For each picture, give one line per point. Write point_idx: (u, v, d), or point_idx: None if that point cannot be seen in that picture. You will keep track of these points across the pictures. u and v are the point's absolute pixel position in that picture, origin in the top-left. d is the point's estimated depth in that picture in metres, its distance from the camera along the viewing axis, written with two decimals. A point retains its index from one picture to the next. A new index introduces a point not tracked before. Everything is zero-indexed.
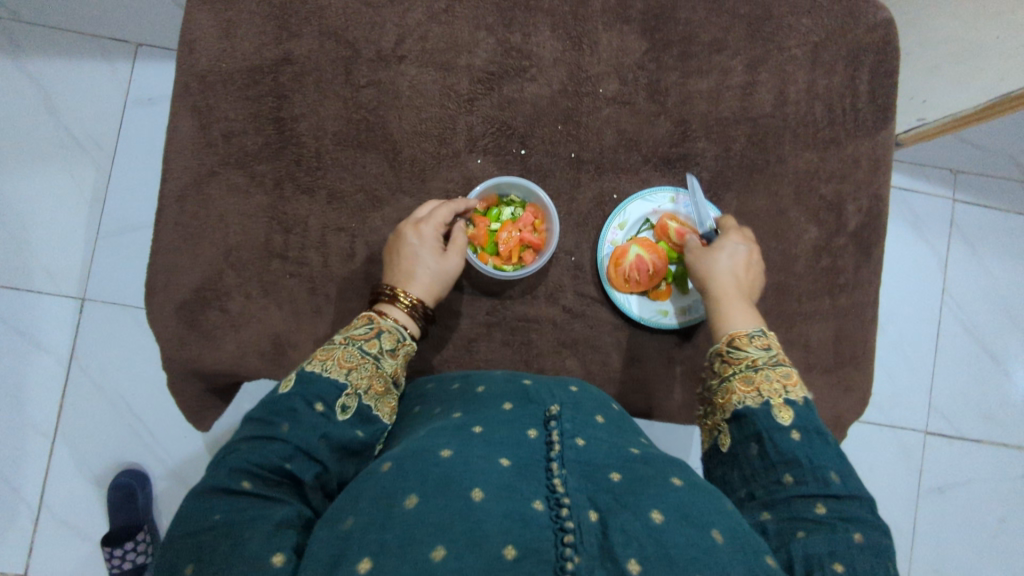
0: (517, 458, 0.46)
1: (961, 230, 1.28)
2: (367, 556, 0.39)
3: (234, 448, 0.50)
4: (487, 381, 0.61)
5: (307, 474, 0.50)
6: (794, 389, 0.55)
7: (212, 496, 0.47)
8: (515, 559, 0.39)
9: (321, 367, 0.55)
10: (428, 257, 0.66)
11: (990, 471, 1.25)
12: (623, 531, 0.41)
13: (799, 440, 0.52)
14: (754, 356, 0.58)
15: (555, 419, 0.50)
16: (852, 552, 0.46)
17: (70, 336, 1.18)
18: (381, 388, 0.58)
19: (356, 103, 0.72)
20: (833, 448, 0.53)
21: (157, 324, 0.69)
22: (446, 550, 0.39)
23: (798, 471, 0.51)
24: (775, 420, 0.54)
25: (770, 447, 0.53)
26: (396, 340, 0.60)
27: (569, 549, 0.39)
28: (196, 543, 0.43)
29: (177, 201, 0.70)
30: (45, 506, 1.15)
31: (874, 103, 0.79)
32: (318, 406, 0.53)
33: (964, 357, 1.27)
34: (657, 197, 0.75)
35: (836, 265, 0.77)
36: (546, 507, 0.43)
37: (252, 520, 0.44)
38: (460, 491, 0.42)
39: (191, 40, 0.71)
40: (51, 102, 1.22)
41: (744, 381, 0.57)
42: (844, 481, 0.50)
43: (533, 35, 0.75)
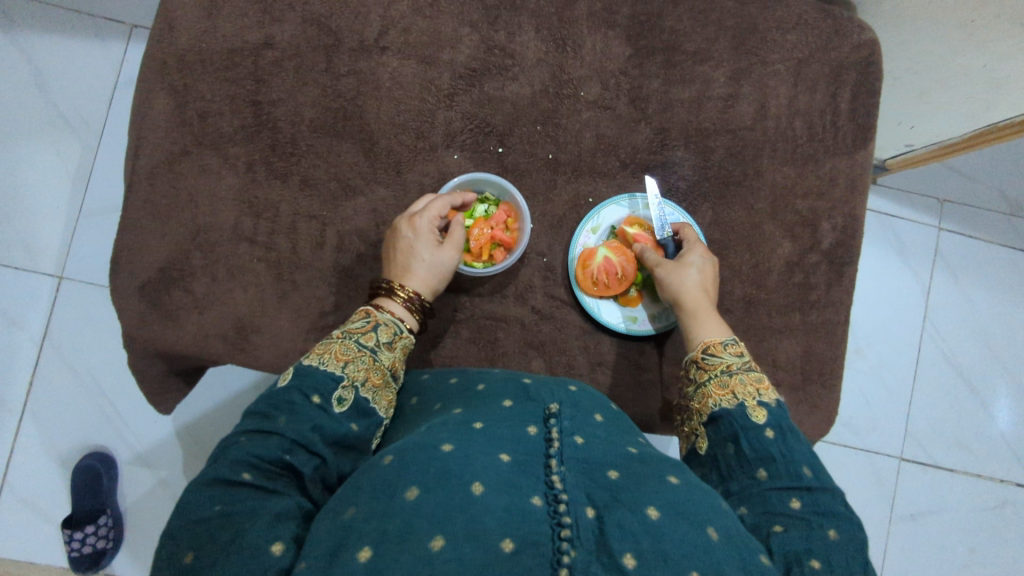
0: (516, 454, 0.45)
1: (944, 257, 1.29)
2: (367, 545, 0.39)
3: (233, 442, 0.50)
4: (486, 379, 0.60)
5: (307, 466, 0.49)
6: (765, 391, 0.58)
7: (212, 486, 0.46)
8: (512, 551, 0.38)
9: (319, 362, 0.56)
10: (426, 246, 0.65)
11: (961, 501, 1.24)
12: (621, 525, 0.40)
13: (773, 437, 0.54)
14: (728, 361, 0.60)
15: (554, 416, 0.49)
16: (828, 547, 0.47)
17: (44, 313, 1.17)
18: (378, 380, 0.57)
19: (335, 91, 0.72)
20: (804, 444, 0.55)
21: (120, 302, 0.69)
22: (444, 541, 0.38)
23: (772, 467, 0.52)
24: (751, 420, 0.55)
25: (745, 445, 0.54)
26: (393, 333, 0.60)
27: (565, 543, 0.38)
28: (195, 531, 0.43)
29: (148, 179, 0.69)
30: (7, 484, 1.13)
31: (855, 123, 0.79)
32: (315, 399, 0.53)
33: (941, 385, 1.27)
34: (631, 203, 0.75)
35: (808, 281, 0.77)
36: (544, 503, 0.42)
37: (252, 510, 0.44)
38: (460, 484, 0.41)
39: (172, 18, 0.70)
40: (42, 78, 1.21)
41: (719, 385, 0.58)
42: (816, 474, 0.52)
43: (518, 35, 0.75)
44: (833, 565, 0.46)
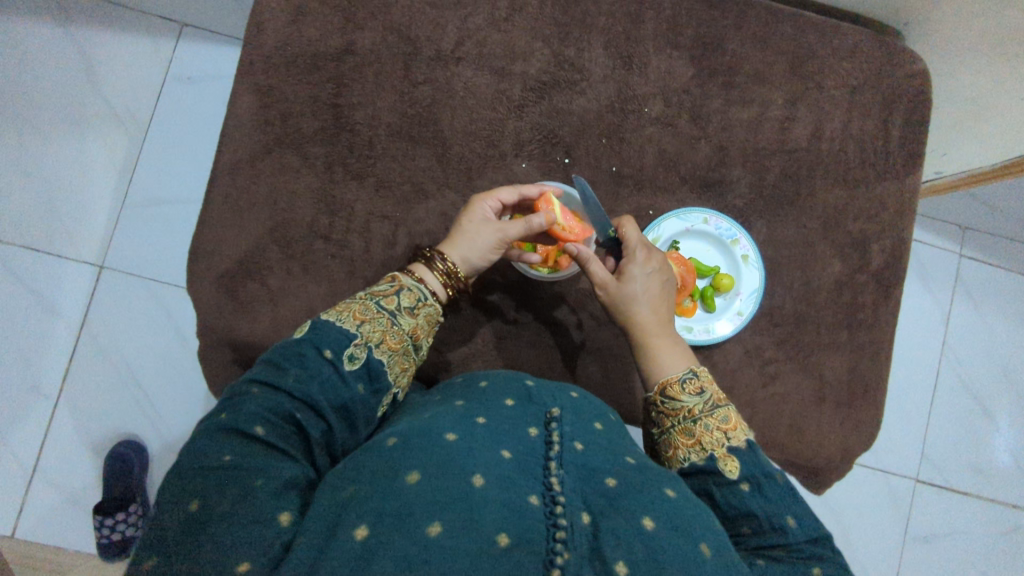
0: (516, 452, 0.46)
1: (965, 284, 1.31)
2: (364, 523, 0.39)
3: (244, 392, 0.51)
4: (489, 376, 0.61)
5: (314, 428, 0.51)
6: (734, 434, 0.56)
7: (225, 435, 0.47)
8: (507, 546, 0.39)
9: (336, 318, 0.58)
10: (481, 224, 0.66)
11: (976, 525, 1.26)
12: (615, 534, 0.41)
13: (750, 491, 0.52)
14: (688, 406, 0.58)
15: (555, 420, 0.49)
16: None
17: (84, 302, 1.16)
18: (396, 344, 0.59)
19: (412, 98, 0.75)
20: (786, 488, 0.53)
21: (198, 292, 0.71)
22: (441, 527, 0.39)
23: (756, 522, 0.51)
24: (722, 474, 0.54)
25: (723, 500, 0.53)
26: (416, 299, 0.62)
27: (560, 544, 0.39)
28: (205, 480, 0.43)
29: (230, 174, 0.72)
30: (39, 469, 1.12)
31: (905, 150, 0.82)
32: (326, 352, 0.55)
33: (960, 410, 1.29)
34: (691, 217, 0.78)
35: (856, 300, 0.80)
36: (541, 503, 0.42)
37: (264, 467, 0.45)
38: (461, 475, 0.42)
39: (260, 22, 0.74)
40: (92, 69, 1.20)
41: (684, 435, 0.57)
42: (801, 524, 0.51)
43: (586, 51, 0.78)
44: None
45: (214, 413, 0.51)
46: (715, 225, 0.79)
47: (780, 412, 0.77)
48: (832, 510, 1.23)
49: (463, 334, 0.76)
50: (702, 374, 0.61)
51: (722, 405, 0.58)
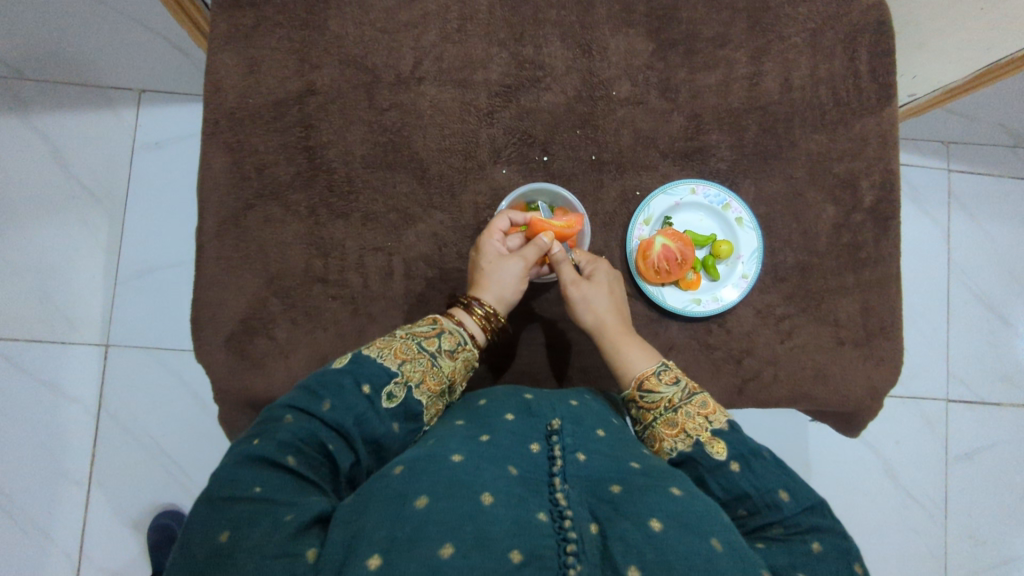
0: (522, 469, 0.48)
1: (958, 198, 1.31)
2: (377, 553, 0.40)
3: (278, 417, 0.51)
4: (488, 395, 0.61)
5: (344, 460, 0.51)
6: (714, 417, 0.57)
7: (259, 466, 0.47)
8: (520, 563, 0.40)
9: (377, 354, 0.58)
10: (501, 258, 0.68)
11: (1013, 433, 1.27)
12: (624, 539, 0.43)
13: (739, 470, 0.53)
14: (668, 396, 0.61)
15: (555, 433, 0.52)
16: (814, 563, 0.47)
17: (96, 383, 1.16)
18: (434, 386, 0.59)
19: (381, 126, 0.75)
20: (772, 463, 0.53)
21: (208, 357, 0.71)
22: (454, 548, 0.40)
23: (750, 503, 0.51)
24: (711, 457, 0.54)
25: (715, 486, 0.53)
26: (456, 342, 0.62)
27: (571, 557, 0.41)
28: (233, 512, 0.44)
29: (217, 236, 0.72)
30: (85, 555, 1.12)
31: (876, 82, 0.81)
32: (365, 388, 0.55)
33: (976, 323, 1.29)
34: (678, 190, 0.78)
35: (857, 240, 0.80)
36: (549, 518, 0.44)
37: (292, 503, 0.45)
38: (471, 494, 0.44)
39: (217, 79, 0.74)
40: (61, 154, 1.20)
41: (667, 426, 0.59)
42: (795, 497, 0.50)
43: (545, 46, 0.78)
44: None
45: (247, 438, 0.51)
46: (704, 194, 0.78)
47: (803, 364, 0.77)
48: (870, 446, 1.23)
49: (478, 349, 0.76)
50: (675, 368, 0.64)
51: (699, 393, 0.60)
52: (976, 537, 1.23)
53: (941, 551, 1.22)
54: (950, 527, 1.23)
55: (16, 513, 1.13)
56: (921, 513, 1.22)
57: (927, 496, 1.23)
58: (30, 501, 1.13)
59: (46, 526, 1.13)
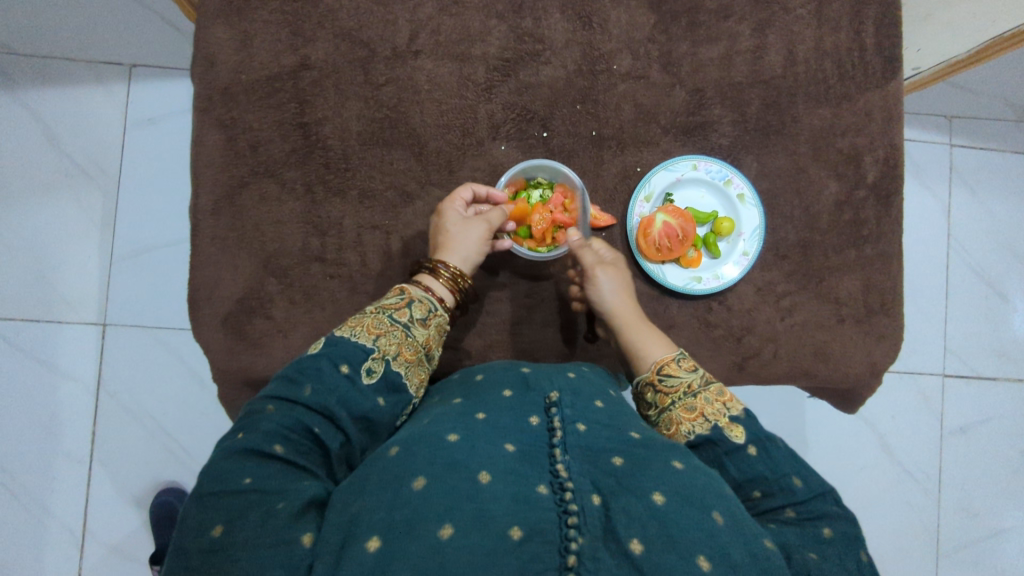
0: (521, 445, 0.48)
1: (961, 173, 1.30)
2: (375, 535, 0.40)
3: (261, 409, 0.51)
4: (486, 369, 0.62)
5: (333, 441, 0.51)
6: (732, 403, 0.57)
7: (245, 457, 0.47)
8: (520, 539, 0.40)
9: (351, 333, 0.57)
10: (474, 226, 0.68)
11: (1008, 407, 1.27)
12: (626, 513, 0.42)
13: (756, 454, 0.53)
14: (688, 381, 0.60)
15: (555, 405, 0.51)
16: (823, 546, 0.47)
17: (95, 362, 1.16)
18: (412, 356, 0.59)
19: (377, 102, 0.73)
20: (788, 452, 0.53)
21: (206, 337, 0.71)
22: (453, 528, 0.40)
23: (764, 485, 0.51)
24: (729, 440, 0.54)
25: (731, 469, 0.53)
26: (427, 310, 0.62)
27: (573, 531, 0.41)
28: (227, 506, 0.44)
29: (211, 215, 0.71)
30: (89, 532, 1.13)
31: (882, 54, 0.80)
32: (343, 368, 0.54)
33: (975, 297, 1.29)
34: (680, 166, 0.76)
35: (859, 217, 0.79)
36: (550, 491, 0.44)
37: (284, 491, 0.45)
38: (469, 474, 0.43)
39: (208, 54, 0.72)
40: (52, 131, 1.18)
41: (685, 410, 0.58)
42: (807, 483, 0.51)
43: (544, 19, 0.76)
44: (827, 559, 0.46)
45: (234, 430, 0.51)
46: (706, 170, 0.77)
47: (803, 342, 0.77)
48: (867, 422, 1.24)
49: (476, 329, 0.75)
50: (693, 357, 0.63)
51: (717, 381, 0.60)
52: (970, 508, 1.25)
53: (935, 524, 1.24)
54: (943, 500, 1.24)
55: (19, 491, 1.13)
56: (916, 486, 1.24)
57: (922, 469, 1.24)
58: (32, 480, 1.14)
59: (49, 503, 1.13)
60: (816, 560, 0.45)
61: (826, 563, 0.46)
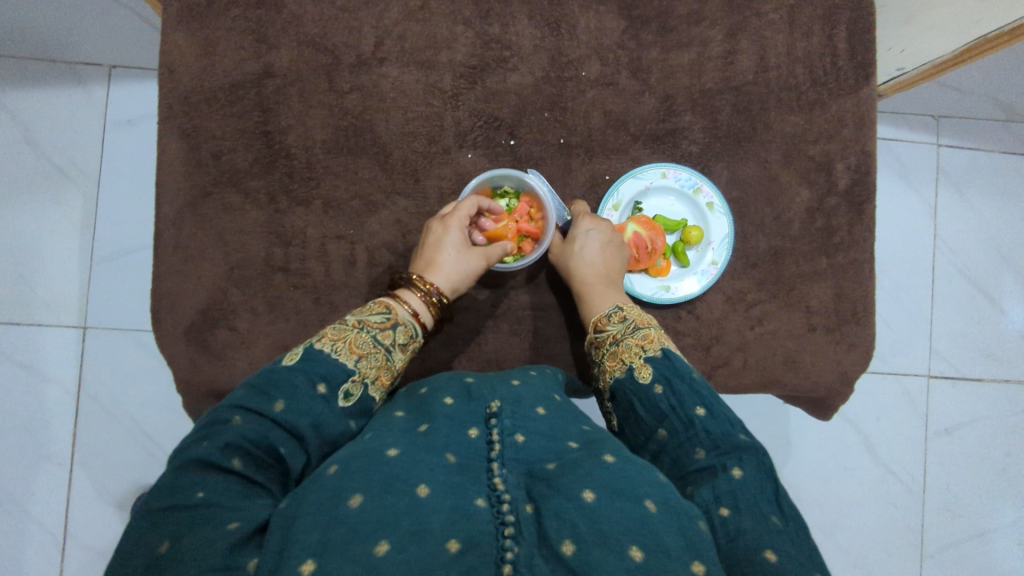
0: (459, 457, 0.47)
1: (946, 174, 1.29)
2: (310, 557, 0.39)
3: (226, 417, 0.51)
4: (431, 382, 0.60)
5: (295, 461, 0.51)
6: (649, 346, 0.62)
7: (202, 470, 0.47)
8: (457, 552, 0.40)
9: (332, 349, 0.57)
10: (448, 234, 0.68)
11: (993, 408, 1.27)
12: (558, 514, 0.42)
13: (660, 391, 0.57)
14: (613, 331, 0.65)
15: (494, 416, 0.50)
16: (735, 492, 0.49)
17: (75, 365, 1.15)
18: (387, 380, 0.59)
19: (342, 110, 0.73)
20: (694, 386, 0.57)
21: (169, 349, 0.70)
22: (389, 545, 0.40)
23: (669, 425, 0.55)
24: (637, 381, 0.59)
25: (641, 408, 0.58)
26: (409, 335, 0.62)
27: (508, 541, 0.41)
28: (176, 520, 0.44)
29: (174, 225, 0.71)
30: (70, 535, 1.13)
31: (855, 60, 0.79)
32: (320, 387, 0.54)
33: (960, 299, 1.28)
34: (648, 174, 0.76)
35: (830, 224, 0.78)
36: (487, 504, 0.43)
37: (236, 509, 0.45)
38: (406, 488, 0.43)
39: (170, 62, 0.71)
40: (30, 133, 1.17)
41: (610, 357, 0.63)
42: (708, 411, 0.55)
43: (512, 25, 0.75)
44: (740, 509, 0.48)
45: (194, 435, 0.50)
46: (675, 177, 0.76)
47: (773, 350, 0.77)
48: (851, 424, 1.24)
49: (442, 338, 0.75)
50: (629, 308, 0.67)
51: (643, 327, 0.64)
52: (953, 510, 1.25)
53: (919, 525, 1.24)
54: (928, 501, 1.24)
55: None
56: (900, 487, 1.24)
57: (905, 471, 1.24)
58: (12, 483, 1.13)
59: (29, 507, 1.13)
60: (728, 515, 0.47)
61: (739, 512, 0.48)
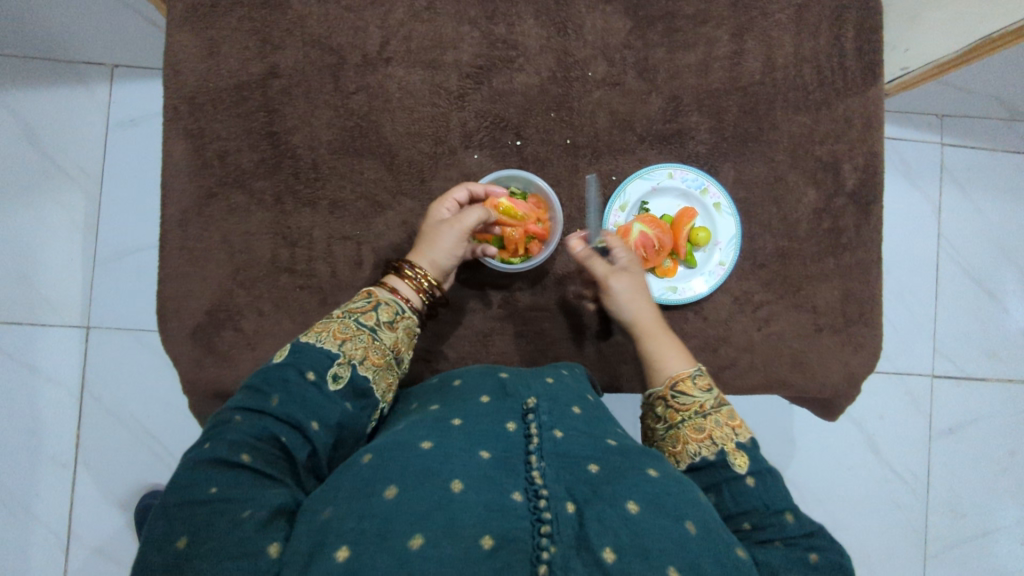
0: (496, 452, 0.47)
1: (950, 173, 1.29)
2: (345, 544, 0.40)
3: (227, 419, 0.50)
4: (463, 374, 0.62)
5: (301, 452, 0.50)
6: (741, 431, 0.56)
7: (210, 467, 0.46)
8: (491, 549, 0.40)
9: (317, 339, 0.56)
10: (439, 224, 0.66)
11: (996, 408, 1.27)
12: (599, 521, 0.42)
13: (754, 486, 0.52)
14: (701, 401, 0.59)
15: (532, 411, 0.50)
16: (805, 571, 0.46)
17: (78, 365, 1.15)
18: (379, 360, 0.58)
19: (347, 110, 0.72)
20: (785, 488, 0.53)
21: (174, 349, 0.70)
22: (424, 539, 0.40)
23: (756, 517, 0.51)
24: (732, 469, 0.53)
25: (727, 496, 0.53)
26: (394, 312, 0.61)
27: (545, 539, 0.40)
28: (192, 514, 0.43)
29: (179, 225, 0.70)
30: (73, 535, 1.13)
31: (863, 60, 0.78)
32: (309, 375, 0.53)
33: (964, 298, 1.28)
34: (655, 175, 0.75)
35: (838, 225, 0.78)
36: (524, 498, 0.43)
37: (248, 500, 0.44)
38: (441, 482, 0.43)
39: (175, 62, 0.71)
40: (32, 133, 1.17)
41: (694, 430, 0.57)
42: (799, 519, 0.50)
43: (518, 25, 0.75)
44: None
45: (200, 441, 0.50)
46: (682, 178, 0.76)
47: (780, 352, 0.76)
48: (855, 423, 1.24)
49: (449, 339, 0.75)
50: (709, 375, 0.62)
51: (729, 405, 0.59)
52: (957, 510, 1.24)
53: (922, 524, 1.24)
54: (931, 500, 1.24)
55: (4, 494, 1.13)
56: (903, 487, 1.24)
57: (909, 470, 1.24)
58: (16, 483, 1.13)
59: (34, 507, 1.13)
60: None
61: None
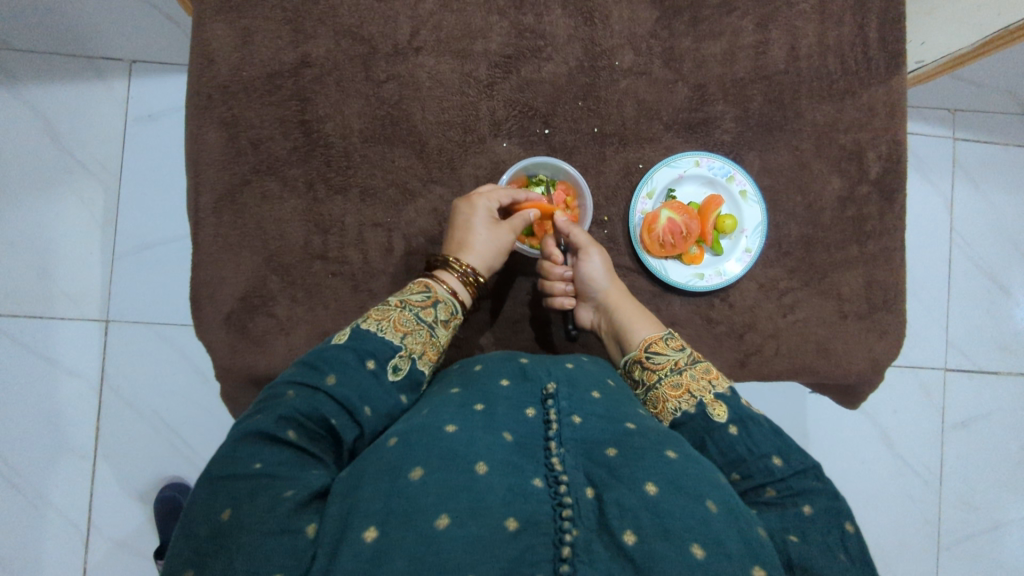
0: (517, 435, 0.47)
1: (963, 168, 1.28)
2: (372, 525, 0.40)
3: (280, 393, 0.50)
4: (484, 359, 0.61)
5: (348, 435, 0.49)
6: (718, 381, 0.57)
7: (257, 441, 0.46)
8: (516, 530, 0.40)
9: (378, 327, 0.55)
10: (485, 224, 0.68)
11: (1009, 401, 1.27)
12: (620, 504, 0.42)
13: (737, 434, 0.53)
14: (673, 359, 0.61)
15: (551, 397, 0.50)
16: (803, 525, 0.47)
17: (98, 358, 1.13)
18: (433, 355, 0.58)
19: (378, 99, 0.73)
20: (768, 429, 0.53)
21: (208, 336, 0.71)
22: (449, 518, 0.40)
23: (743, 468, 0.51)
24: (712, 420, 0.54)
25: (713, 449, 0.53)
26: (450, 312, 0.61)
27: (567, 522, 0.40)
28: (234, 489, 0.44)
29: (213, 213, 0.71)
30: (93, 526, 1.11)
31: (886, 49, 0.79)
32: (370, 362, 0.53)
33: (977, 292, 1.28)
34: (682, 163, 0.76)
35: (862, 213, 0.79)
36: (545, 484, 0.43)
37: (292, 478, 0.44)
38: (464, 465, 0.43)
39: (209, 51, 0.72)
40: (52, 127, 1.15)
41: (672, 388, 0.58)
42: (786, 461, 0.51)
43: (545, 15, 0.75)
44: (810, 542, 0.46)
45: (251, 411, 0.50)
46: (708, 166, 0.76)
47: (805, 338, 0.77)
48: (868, 415, 1.24)
49: (479, 325, 0.76)
50: (680, 336, 0.65)
51: (702, 359, 0.61)
52: (970, 502, 1.25)
53: (935, 517, 1.24)
54: (944, 493, 1.24)
55: (22, 487, 1.11)
56: (916, 479, 1.24)
57: (922, 463, 1.24)
58: (36, 474, 1.11)
59: (52, 498, 1.11)
60: (796, 544, 0.46)
61: (808, 545, 0.46)
